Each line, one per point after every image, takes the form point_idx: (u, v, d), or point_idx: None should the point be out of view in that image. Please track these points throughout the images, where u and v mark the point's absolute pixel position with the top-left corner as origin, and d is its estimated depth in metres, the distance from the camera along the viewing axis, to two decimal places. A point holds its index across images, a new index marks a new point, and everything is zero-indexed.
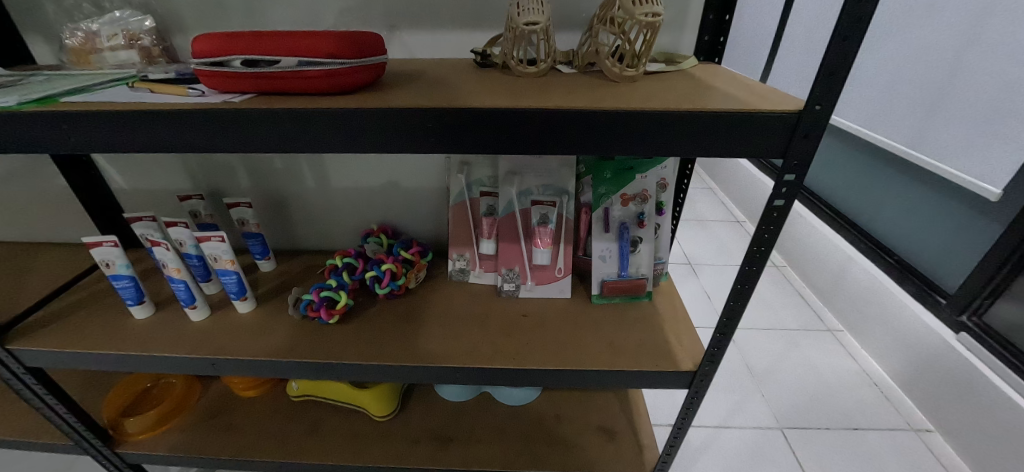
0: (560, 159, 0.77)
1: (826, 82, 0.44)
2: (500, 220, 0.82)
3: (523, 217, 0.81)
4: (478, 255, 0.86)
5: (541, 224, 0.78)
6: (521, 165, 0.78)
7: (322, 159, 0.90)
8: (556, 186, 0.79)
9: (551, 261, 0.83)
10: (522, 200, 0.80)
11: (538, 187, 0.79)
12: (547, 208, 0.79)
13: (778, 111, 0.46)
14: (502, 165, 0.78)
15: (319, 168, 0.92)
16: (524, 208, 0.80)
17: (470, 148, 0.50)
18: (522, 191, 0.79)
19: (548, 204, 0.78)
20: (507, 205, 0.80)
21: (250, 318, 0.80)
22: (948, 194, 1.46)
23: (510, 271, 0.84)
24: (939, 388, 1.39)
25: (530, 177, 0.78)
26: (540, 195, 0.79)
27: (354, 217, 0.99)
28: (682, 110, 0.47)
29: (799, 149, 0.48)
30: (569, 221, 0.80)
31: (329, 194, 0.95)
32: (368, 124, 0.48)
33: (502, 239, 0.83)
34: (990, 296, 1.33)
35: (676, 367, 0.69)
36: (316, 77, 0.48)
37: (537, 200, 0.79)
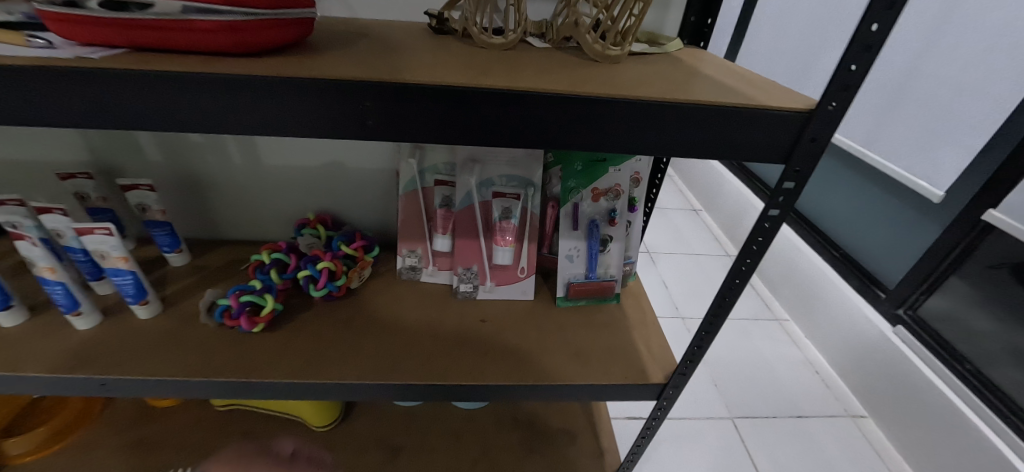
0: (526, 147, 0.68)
1: (844, 77, 0.37)
2: (457, 213, 0.73)
3: (484, 212, 0.72)
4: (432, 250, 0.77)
5: (503, 219, 0.70)
6: (483, 151, 0.68)
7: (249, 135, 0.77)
8: (523, 177, 0.70)
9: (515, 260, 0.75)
10: (484, 191, 0.71)
11: (499, 177, 0.70)
12: (512, 202, 0.70)
13: (786, 108, 0.40)
14: (460, 152, 0.68)
15: (245, 145, 0.78)
16: (484, 200, 0.71)
17: (420, 138, 0.41)
18: (483, 181, 0.70)
19: (513, 197, 0.70)
20: (465, 196, 0.71)
21: (155, 325, 0.67)
22: (894, 190, 1.50)
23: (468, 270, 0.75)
24: (875, 376, 1.46)
25: (493, 166, 0.69)
26: (502, 187, 0.70)
27: (288, 202, 0.86)
28: (679, 99, 0.39)
29: (804, 153, 0.42)
30: (534, 216, 0.72)
31: (259, 175, 0.82)
32: (286, 99, 0.37)
33: (460, 234, 0.74)
34: (925, 292, 1.41)
35: (646, 380, 0.64)
36: (210, 30, 0.36)
37: (500, 192, 0.70)
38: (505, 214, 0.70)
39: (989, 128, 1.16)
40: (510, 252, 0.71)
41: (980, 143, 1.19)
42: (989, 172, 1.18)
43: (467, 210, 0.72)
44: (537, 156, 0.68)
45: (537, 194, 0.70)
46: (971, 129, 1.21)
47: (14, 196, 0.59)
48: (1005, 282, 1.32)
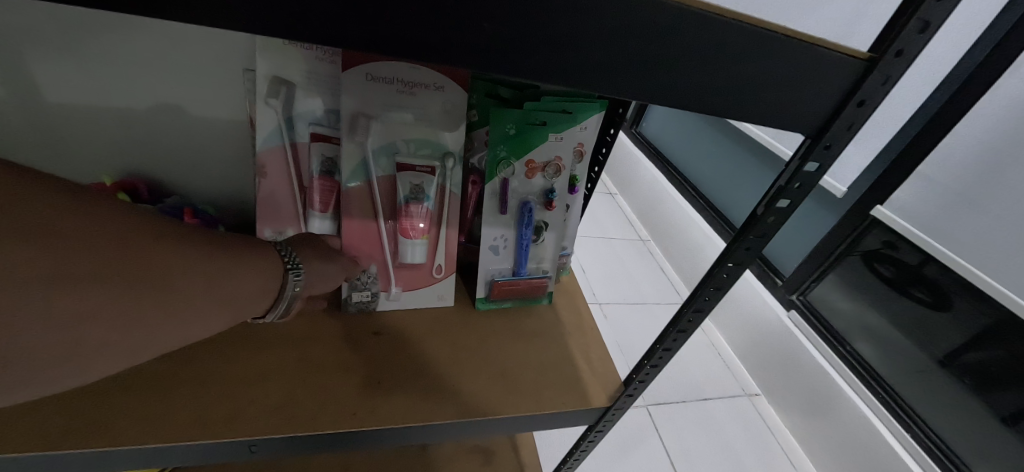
0: (441, 101, 0.50)
1: (929, 10, 0.27)
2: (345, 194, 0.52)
3: (384, 190, 0.53)
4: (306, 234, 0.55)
5: (412, 201, 0.52)
6: (380, 105, 0.48)
7: (15, 50, 0.50)
8: (437, 143, 0.52)
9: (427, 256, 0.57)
10: (384, 161, 0.51)
11: (404, 142, 0.51)
12: (425, 177, 0.52)
13: (841, 52, 0.28)
14: (345, 103, 0.47)
15: (3, 63, 0.51)
16: (383, 174, 0.52)
17: (248, 31, 0.22)
18: (381, 147, 0.50)
19: (426, 172, 0.52)
20: (356, 168, 0.51)
21: None
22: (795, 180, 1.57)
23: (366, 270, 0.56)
24: (769, 357, 1.54)
25: (396, 125, 0.50)
26: (409, 156, 0.51)
27: (87, 156, 0.59)
28: (711, 11, 0.25)
29: (843, 122, 0.31)
30: (453, 196, 0.55)
31: (30, 113, 0.54)
32: None
33: (350, 222, 0.54)
34: (816, 279, 1.50)
35: (587, 404, 0.51)
36: None
37: (407, 163, 0.52)
38: (415, 194, 0.52)
39: (890, 129, 1.19)
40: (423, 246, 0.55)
41: (882, 142, 1.21)
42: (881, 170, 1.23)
43: (358, 187, 0.52)
44: (457, 114, 0.50)
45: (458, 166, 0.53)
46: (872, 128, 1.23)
47: None
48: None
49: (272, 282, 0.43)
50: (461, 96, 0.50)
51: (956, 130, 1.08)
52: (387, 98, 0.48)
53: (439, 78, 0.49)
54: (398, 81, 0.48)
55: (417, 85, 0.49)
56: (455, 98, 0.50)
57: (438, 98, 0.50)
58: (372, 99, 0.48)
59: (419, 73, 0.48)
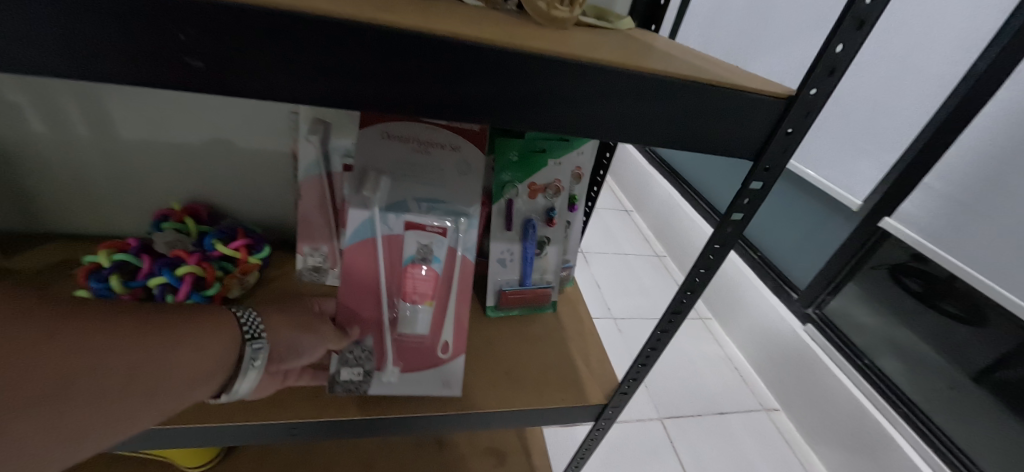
0: (458, 164, 0.56)
1: (829, 60, 0.34)
2: (352, 258, 0.57)
3: (393, 247, 0.58)
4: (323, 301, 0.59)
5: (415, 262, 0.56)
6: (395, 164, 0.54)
7: (102, 99, 0.61)
8: (452, 206, 0.58)
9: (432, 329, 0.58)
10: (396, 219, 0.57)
11: (417, 203, 0.57)
12: (434, 235, 0.57)
13: (764, 93, 0.34)
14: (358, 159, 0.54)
15: (91, 111, 0.61)
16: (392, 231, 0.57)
17: (294, 101, 0.30)
18: (394, 205, 0.56)
19: (435, 231, 0.57)
20: (363, 224, 0.56)
21: None
22: (806, 194, 1.58)
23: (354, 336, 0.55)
24: (786, 372, 1.54)
25: (408, 184, 0.56)
26: (421, 217, 0.57)
27: (154, 187, 0.69)
28: (649, 70, 0.32)
29: (777, 147, 0.38)
30: (466, 259, 0.59)
31: (113, 148, 0.65)
32: (82, 21, 0.25)
33: (351, 284, 0.57)
34: (830, 292, 1.50)
35: (584, 400, 0.57)
36: None
37: (417, 221, 0.57)
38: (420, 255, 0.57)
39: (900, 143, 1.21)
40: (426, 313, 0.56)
41: (891, 157, 1.23)
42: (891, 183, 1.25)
43: (362, 243, 0.57)
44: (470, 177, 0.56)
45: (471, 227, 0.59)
46: (880, 142, 1.25)
47: None
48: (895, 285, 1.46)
49: (224, 355, 0.43)
50: (478, 159, 0.57)
51: (957, 142, 1.11)
52: (403, 158, 0.55)
53: (456, 141, 0.56)
54: (414, 141, 0.54)
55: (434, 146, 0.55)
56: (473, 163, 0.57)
57: (456, 161, 0.56)
58: (387, 157, 0.54)
59: (439, 135, 0.55)
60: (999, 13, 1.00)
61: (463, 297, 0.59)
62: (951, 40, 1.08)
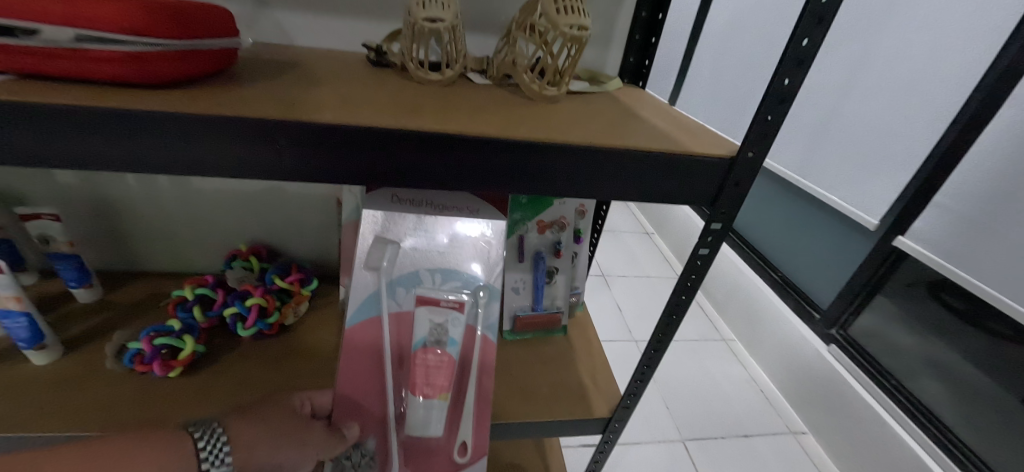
0: (475, 232, 0.58)
1: (762, 127, 0.40)
2: (354, 352, 0.58)
3: (403, 324, 0.59)
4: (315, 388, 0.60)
5: (427, 346, 0.55)
6: (407, 230, 0.57)
7: None
8: (470, 278, 0.59)
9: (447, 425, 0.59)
10: (409, 291, 0.58)
11: (431, 274, 0.58)
12: (450, 312, 0.57)
13: (709, 156, 0.41)
14: (370, 229, 0.55)
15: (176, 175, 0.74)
16: (403, 306, 0.58)
17: (336, 180, 0.39)
18: (405, 276, 0.57)
19: (450, 307, 0.57)
20: (369, 299, 0.57)
21: (51, 373, 0.62)
22: (823, 211, 1.55)
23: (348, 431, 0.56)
24: (813, 393, 1.52)
25: (421, 256, 0.58)
26: (434, 290, 0.58)
27: (218, 232, 0.81)
28: (607, 145, 0.39)
29: (729, 197, 0.43)
30: (486, 337, 0.59)
31: (188, 196, 0.76)
32: (189, 138, 0.35)
33: (353, 375, 0.58)
34: (854, 312, 1.49)
35: (591, 414, 0.64)
36: (105, 59, 0.33)
37: (431, 296, 0.58)
38: (432, 338, 0.56)
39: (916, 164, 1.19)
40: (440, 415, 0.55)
41: (906, 178, 1.22)
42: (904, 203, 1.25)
43: (370, 321, 0.58)
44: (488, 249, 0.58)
45: (491, 304, 0.59)
46: (893, 164, 1.25)
47: None
48: (929, 300, 1.41)
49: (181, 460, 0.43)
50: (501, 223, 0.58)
51: (959, 167, 1.13)
52: (416, 226, 0.57)
53: (475, 205, 0.57)
54: (427, 206, 0.56)
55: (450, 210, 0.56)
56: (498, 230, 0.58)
57: (473, 230, 0.58)
58: (400, 225, 0.56)
59: (455, 200, 0.56)
60: (994, 40, 1.02)
61: (483, 392, 0.58)
62: (953, 63, 1.09)
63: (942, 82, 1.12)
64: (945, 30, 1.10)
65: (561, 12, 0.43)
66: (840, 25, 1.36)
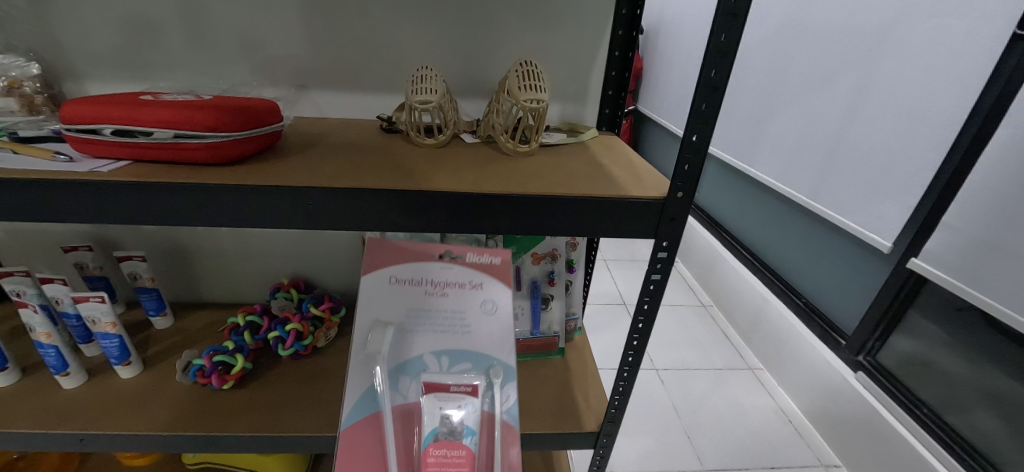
0: (481, 304, 0.49)
1: (684, 173, 0.48)
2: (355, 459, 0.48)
3: (410, 421, 0.50)
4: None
5: (439, 439, 0.46)
6: (400, 312, 0.49)
7: None
8: (482, 358, 0.50)
9: None
10: (411, 381, 0.49)
11: (436, 358, 0.49)
12: (465, 398, 0.48)
13: (645, 198, 0.50)
14: (362, 312, 0.47)
15: None
16: (408, 399, 0.50)
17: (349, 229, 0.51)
18: (407, 365, 0.49)
19: (462, 394, 0.49)
20: (365, 394, 0.49)
21: (132, 385, 0.77)
22: (835, 231, 1.46)
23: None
24: (845, 425, 1.35)
25: (425, 339, 0.49)
26: (441, 378, 0.49)
27: (265, 270, 0.95)
28: (557, 193, 0.49)
29: (668, 231, 0.52)
30: (509, 424, 0.50)
31: (240, 240, 0.91)
32: (242, 201, 0.49)
33: None
34: (880, 338, 1.34)
35: (580, 428, 0.71)
36: (193, 148, 0.49)
37: (440, 382, 0.49)
38: (445, 429, 0.47)
39: (920, 186, 1.13)
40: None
41: (915, 199, 1.14)
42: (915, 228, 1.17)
43: (367, 420, 0.49)
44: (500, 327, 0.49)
45: (509, 386, 0.50)
46: (902, 185, 1.17)
47: (62, 275, 0.73)
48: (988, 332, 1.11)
49: None
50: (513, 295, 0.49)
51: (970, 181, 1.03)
52: (410, 305, 0.49)
53: (481, 271, 0.49)
54: (420, 279, 0.49)
55: (453, 280, 0.49)
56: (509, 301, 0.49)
57: (479, 300, 0.49)
58: (392, 308, 0.48)
59: (457, 266, 0.48)
60: (989, 58, 0.96)
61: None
62: (953, 81, 1.03)
63: (940, 104, 1.06)
64: (939, 49, 1.05)
65: (523, 90, 0.55)
66: (840, 48, 1.31)
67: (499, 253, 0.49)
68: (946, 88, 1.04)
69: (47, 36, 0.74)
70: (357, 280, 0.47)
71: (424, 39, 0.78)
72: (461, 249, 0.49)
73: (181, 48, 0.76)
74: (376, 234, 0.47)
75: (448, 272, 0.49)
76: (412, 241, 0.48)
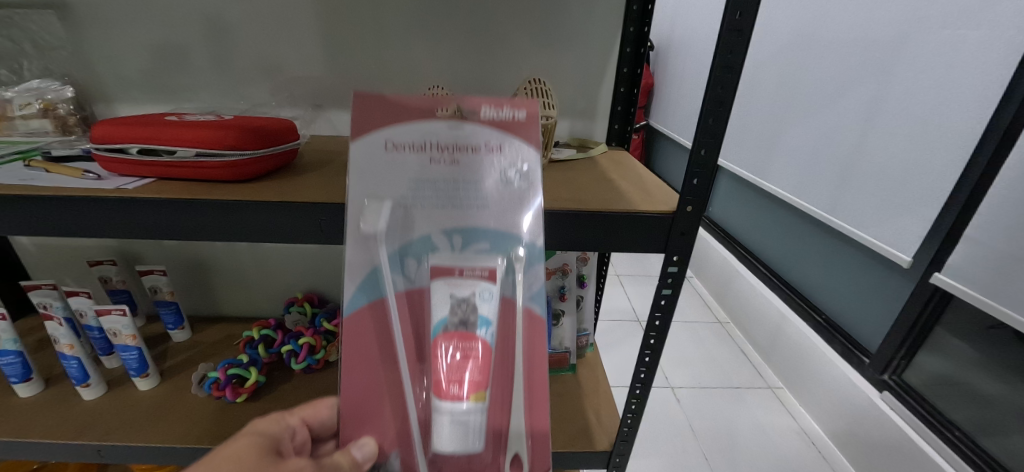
0: (499, 174, 0.44)
1: (693, 187, 0.48)
2: (363, 340, 0.46)
3: (419, 305, 0.46)
4: (303, 416, 0.55)
5: (449, 330, 0.42)
6: (407, 183, 0.43)
7: None
8: (502, 237, 0.44)
9: (495, 444, 0.46)
10: (421, 263, 0.45)
11: (446, 238, 0.44)
12: (479, 281, 0.43)
13: (654, 212, 0.50)
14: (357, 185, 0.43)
15: None
16: (417, 282, 0.46)
17: None
18: (415, 245, 0.44)
19: (478, 279, 0.44)
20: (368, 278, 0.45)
21: (149, 396, 0.78)
22: (854, 246, 1.43)
23: (361, 450, 0.45)
24: (872, 449, 1.30)
25: (432, 215, 0.44)
26: (454, 258, 0.44)
27: (280, 284, 0.97)
28: (565, 209, 0.50)
29: (678, 245, 0.51)
30: (529, 310, 0.44)
31: (257, 255, 0.93)
32: (257, 217, 0.50)
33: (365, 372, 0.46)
34: (906, 356, 1.29)
35: (592, 447, 0.70)
36: (213, 167, 0.51)
37: (450, 266, 0.44)
38: (456, 320, 0.43)
39: (939, 199, 1.10)
40: (478, 421, 0.43)
41: (934, 212, 1.11)
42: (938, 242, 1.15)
43: (371, 306, 0.45)
44: (522, 201, 0.44)
45: (532, 267, 0.44)
46: (921, 199, 1.15)
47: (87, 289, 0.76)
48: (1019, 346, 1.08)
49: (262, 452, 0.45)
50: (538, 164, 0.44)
51: (992, 193, 1.00)
52: (419, 174, 0.43)
53: (501, 136, 0.43)
54: (430, 146, 0.43)
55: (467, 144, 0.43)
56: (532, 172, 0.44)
57: (497, 169, 0.44)
58: (398, 178, 0.43)
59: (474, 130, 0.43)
60: (1005, 68, 0.95)
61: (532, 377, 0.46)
62: (968, 92, 1.02)
63: (958, 116, 1.05)
64: (954, 61, 1.04)
65: None
66: (853, 62, 1.31)
67: (524, 115, 0.44)
68: (964, 100, 1.03)
69: (81, 60, 0.78)
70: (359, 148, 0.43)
71: (436, 59, 0.80)
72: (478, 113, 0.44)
73: (204, 70, 0.80)
74: (383, 98, 0.43)
75: (453, 138, 0.43)
76: (425, 102, 0.43)
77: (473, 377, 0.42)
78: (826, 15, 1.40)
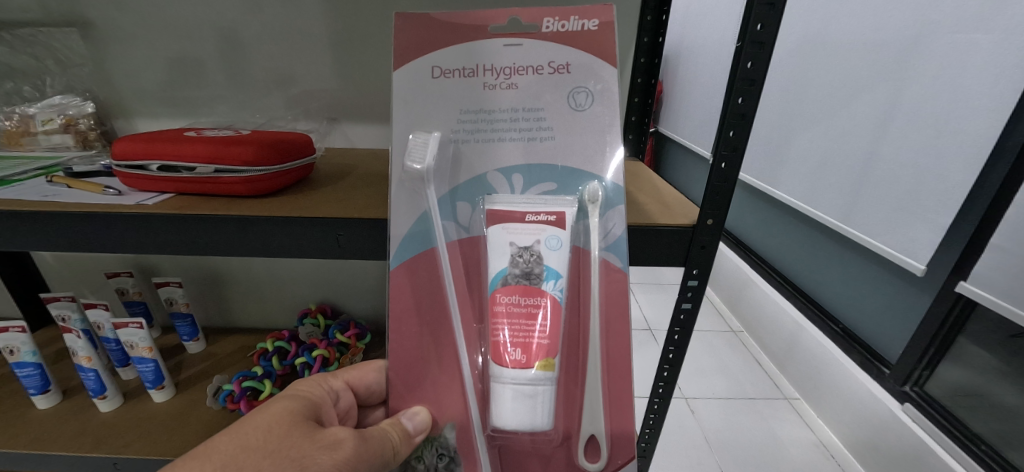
0: (566, 100, 0.47)
1: (714, 200, 0.47)
2: (422, 304, 0.50)
3: (474, 251, 0.51)
4: (348, 380, 0.58)
5: (509, 282, 0.47)
6: (460, 117, 0.47)
7: None
8: (569, 175, 0.48)
9: (564, 415, 0.51)
10: (476, 207, 0.49)
11: (507, 179, 0.48)
12: (545, 227, 0.48)
13: (672, 226, 0.50)
14: (401, 119, 0.47)
15: None
16: (472, 232, 0.50)
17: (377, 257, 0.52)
18: (465, 186, 0.49)
19: (542, 223, 0.48)
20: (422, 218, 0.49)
21: (164, 408, 0.78)
22: (870, 255, 1.40)
23: (412, 421, 0.50)
24: (893, 463, 1.26)
25: (487, 151, 0.48)
26: (516, 200, 0.48)
27: (293, 296, 0.98)
28: None
29: (700, 258, 0.50)
30: (607, 262, 0.48)
31: (270, 266, 0.94)
32: (274, 231, 0.50)
33: (423, 334, 0.51)
34: (927, 367, 1.26)
35: None
36: (232, 182, 0.51)
37: (513, 212, 0.48)
38: (518, 272, 0.47)
39: (955, 207, 1.08)
40: (546, 394, 0.46)
41: (949, 219, 1.09)
42: (960, 250, 1.12)
43: (420, 262, 0.50)
44: (580, 122, 0.47)
45: (606, 213, 0.48)
46: (937, 205, 1.12)
47: (104, 301, 0.77)
48: None
49: (298, 436, 0.46)
50: (614, 84, 0.46)
51: (1015, 200, 0.97)
52: (473, 104, 0.47)
53: (562, 53, 0.46)
54: (486, 73, 0.47)
55: (529, 70, 0.46)
56: (604, 93, 0.46)
57: (564, 93, 0.47)
58: (450, 110, 0.47)
59: (535, 53, 0.46)
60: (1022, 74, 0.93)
61: (609, 349, 0.49)
62: (982, 96, 1.00)
63: (973, 122, 1.02)
64: (968, 67, 1.03)
65: None
66: (863, 67, 1.30)
67: (595, 25, 0.46)
68: (979, 107, 1.01)
69: (100, 75, 0.80)
70: (408, 77, 0.47)
71: None
72: (540, 30, 0.46)
73: (219, 83, 0.81)
74: (430, 18, 0.46)
75: (511, 61, 0.46)
76: (478, 23, 0.46)
77: (538, 341, 0.46)
78: (837, 22, 1.38)
